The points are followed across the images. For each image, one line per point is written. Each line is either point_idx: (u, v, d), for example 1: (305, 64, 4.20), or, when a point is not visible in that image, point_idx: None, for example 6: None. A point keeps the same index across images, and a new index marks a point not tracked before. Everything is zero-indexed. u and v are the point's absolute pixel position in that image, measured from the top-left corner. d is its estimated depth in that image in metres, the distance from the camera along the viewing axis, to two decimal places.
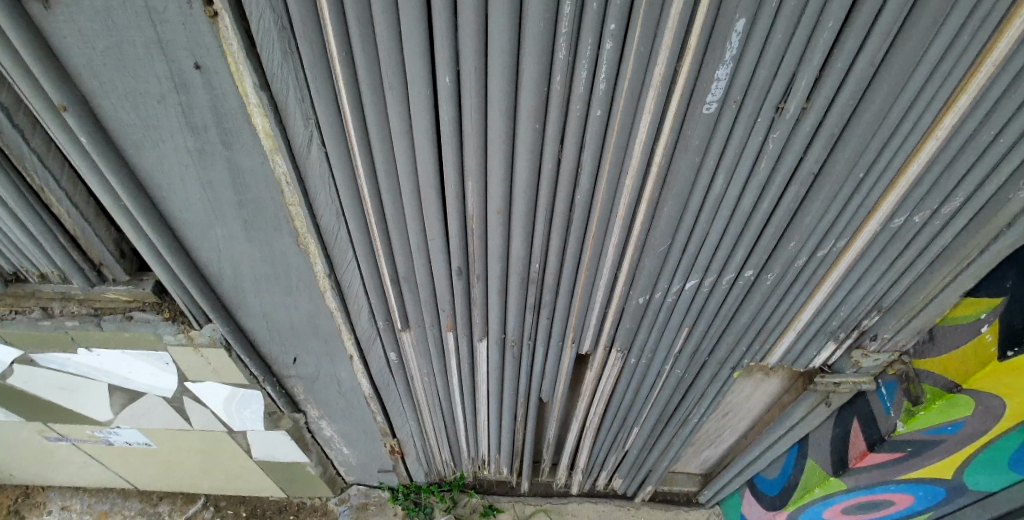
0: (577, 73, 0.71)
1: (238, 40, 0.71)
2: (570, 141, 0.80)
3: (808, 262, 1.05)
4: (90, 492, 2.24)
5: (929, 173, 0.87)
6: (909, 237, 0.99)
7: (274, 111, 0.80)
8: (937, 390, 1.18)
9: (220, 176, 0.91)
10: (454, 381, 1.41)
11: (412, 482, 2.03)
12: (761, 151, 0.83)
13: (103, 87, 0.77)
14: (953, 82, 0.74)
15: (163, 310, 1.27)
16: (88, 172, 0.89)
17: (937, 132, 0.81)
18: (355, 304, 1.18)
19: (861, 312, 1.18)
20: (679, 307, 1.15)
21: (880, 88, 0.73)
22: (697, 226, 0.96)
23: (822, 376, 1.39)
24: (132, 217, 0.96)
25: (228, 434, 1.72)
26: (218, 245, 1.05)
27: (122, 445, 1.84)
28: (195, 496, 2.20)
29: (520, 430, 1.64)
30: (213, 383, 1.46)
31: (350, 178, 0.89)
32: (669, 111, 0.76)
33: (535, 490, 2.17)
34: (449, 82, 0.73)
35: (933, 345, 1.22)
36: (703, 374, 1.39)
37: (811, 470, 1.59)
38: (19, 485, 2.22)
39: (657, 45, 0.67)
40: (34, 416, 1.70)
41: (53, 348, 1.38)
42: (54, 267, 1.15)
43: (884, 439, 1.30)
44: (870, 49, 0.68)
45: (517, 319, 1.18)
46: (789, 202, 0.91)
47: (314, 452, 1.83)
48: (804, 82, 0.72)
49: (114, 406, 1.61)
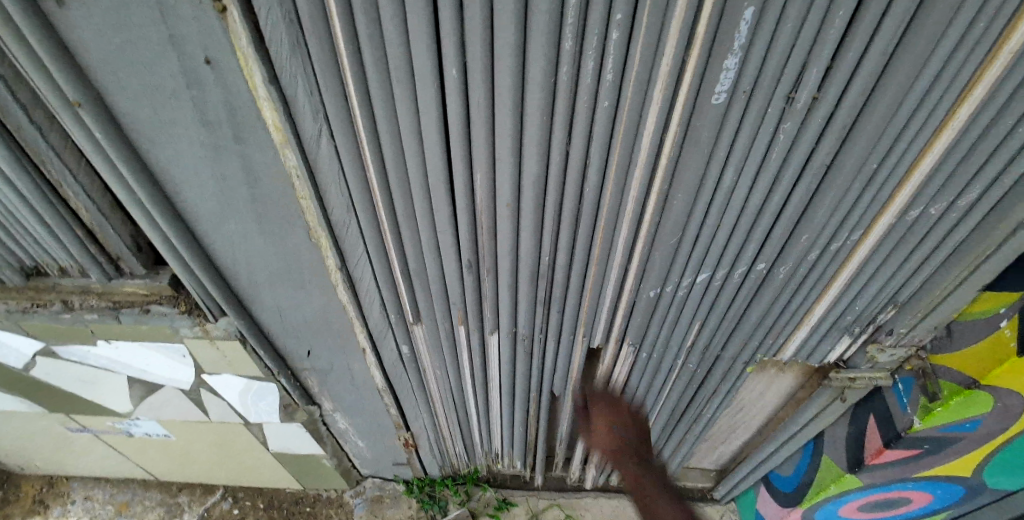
0: (584, 64, 0.70)
1: (247, 34, 0.70)
2: (577, 135, 0.80)
3: (821, 257, 1.04)
4: (111, 482, 2.29)
5: (945, 164, 0.85)
6: (924, 231, 0.98)
7: (284, 105, 0.79)
8: (954, 387, 1.20)
9: (233, 170, 0.92)
10: (466, 375, 1.42)
11: (426, 475, 2.05)
12: (772, 143, 0.82)
13: (117, 81, 0.77)
14: (967, 73, 0.72)
15: (179, 304, 1.28)
16: (104, 167, 0.89)
17: (953, 123, 0.79)
18: (367, 299, 1.19)
19: (877, 307, 1.17)
20: (691, 301, 1.15)
21: (893, 77, 0.71)
22: (708, 219, 0.95)
23: (837, 371, 1.37)
24: (148, 211, 0.98)
25: (244, 426, 1.75)
26: (233, 238, 1.06)
27: (141, 436, 1.88)
28: (214, 487, 2.25)
29: (532, 425, 1.64)
30: (229, 376, 1.48)
31: (360, 172, 0.90)
32: (677, 103, 0.76)
33: (548, 485, 2.18)
34: (455, 75, 0.73)
35: (952, 341, 1.20)
36: (715, 370, 1.39)
37: (827, 468, 1.59)
38: (42, 476, 2.29)
39: (664, 35, 0.66)
40: (57, 408, 1.74)
41: (73, 340, 1.41)
42: (72, 260, 1.17)
43: (900, 436, 1.31)
44: (882, 39, 0.67)
45: (528, 312, 1.18)
46: (800, 194, 0.90)
47: (329, 444, 1.85)
48: (815, 74, 0.71)
49: (134, 397, 1.65)
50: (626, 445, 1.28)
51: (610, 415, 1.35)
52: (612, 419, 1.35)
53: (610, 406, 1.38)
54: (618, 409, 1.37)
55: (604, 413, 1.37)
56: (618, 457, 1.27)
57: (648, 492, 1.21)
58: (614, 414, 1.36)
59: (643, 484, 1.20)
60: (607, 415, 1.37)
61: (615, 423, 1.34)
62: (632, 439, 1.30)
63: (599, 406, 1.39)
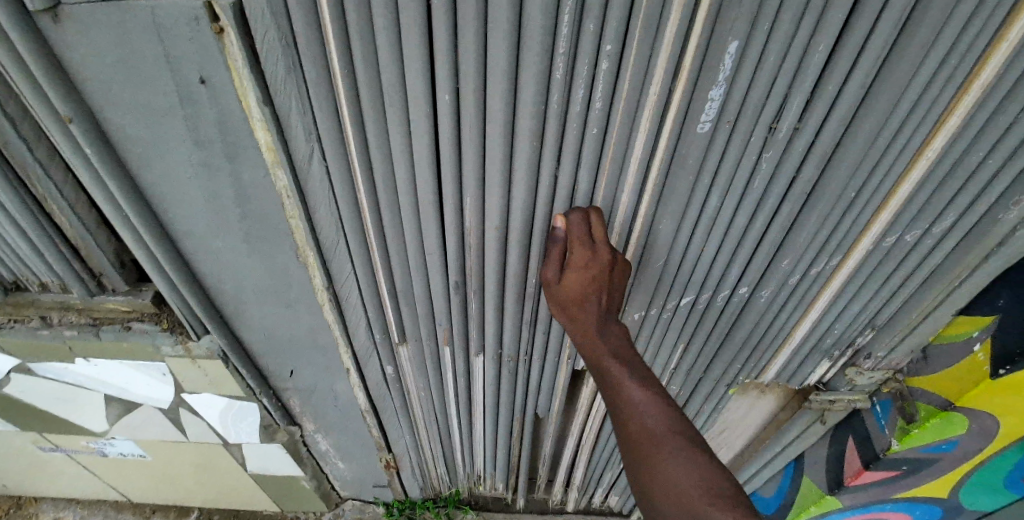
0: (575, 91, 0.72)
1: (243, 55, 0.71)
2: (566, 159, 0.82)
3: (802, 281, 1.06)
4: (82, 504, 2.22)
5: (921, 192, 0.88)
6: (902, 256, 1.01)
7: (277, 125, 0.80)
8: (931, 409, 1.29)
9: (222, 188, 0.92)
10: (451, 396, 1.41)
11: (407, 498, 2.01)
12: (754, 170, 0.85)
13: (110, 99, 0.78)
14: (940, 106, 0.75)
15: (161, 321, 1.27)
16: (90, 183, 0.90)
17: (927, 153, 0.82)
18: (352, 318, 1.19)
19: (857, 330, 1.19)
20: (675, 323, 1.17)
21: (869, 111, 0.75)
22: (692, 244, 0.98)
23: (816, 394, 1.38)
24: (133, 226, 0.97)
25: (222, 447, 1.71)
26: (217, 255, 1.06)
27: (116, 456, 1.83)
28: (189, 510, 2.20)
29: (515, 448, 1.63)
30: (210, 395, 1.46)
31: (350, 192, 0.91)
32: (664, 129, 0.78)
33: (531, 508, 2.15)
34: (448, 99, 0.74)
35: (928, 365, 1.24)
36: (700, 390, 1.40)
37: (806, 489, 1.65)
38: (10, 497, 2.21)
39: (652, 66, 0.69)
40: (29, 426, 1.70)
41: (52, 358, 1.38)
42: (54, 276, 1.16)
43: (878, 456, 1.40)
44: (859, 75, 0.69)
45: (514, 332, 1.18)
46: (782, 220, 0.93)
47: (309, 466, 1.81)
48: (796, 105, 0.74)
49: (110, 416, 1.61)
50: (637, 415, 0.77)
51: (593, 267, 0.85)
52: (594, 275, 0.85)
53: (599, 282, 0.86)
54: (601, 281, 0.86)
55: (586, 245, 0.85)
56: (588, 311, 0.87)
57: (658, 416, 0.76)
58: (595, 271, 0.85)
59: (651, 426, 0.75)
60: (586, 272, 0.85)
61: (593, 297, 0.87)
62: (647, 415, 0.76)
63: (578, 268, 0.85)
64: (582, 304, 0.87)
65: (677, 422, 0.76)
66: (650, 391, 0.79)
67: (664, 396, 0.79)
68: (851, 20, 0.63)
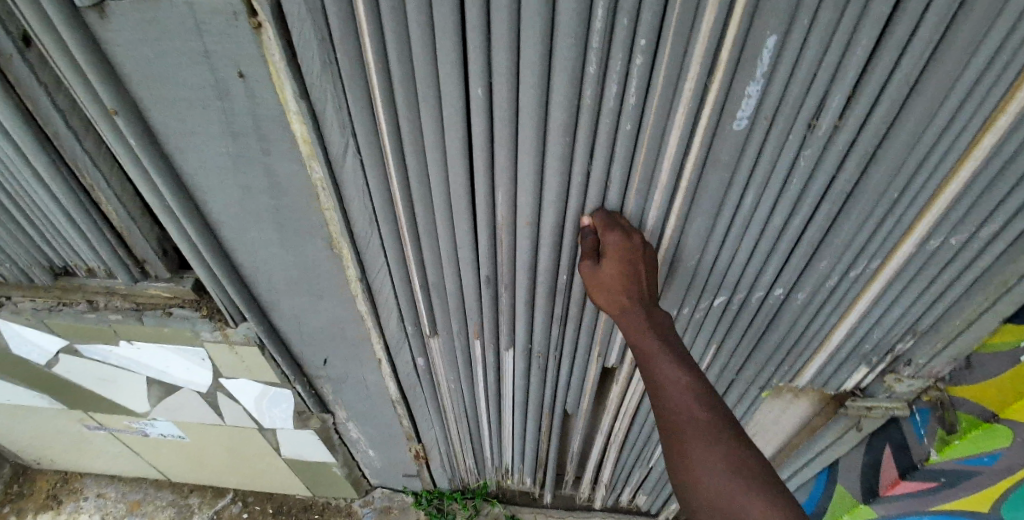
0: (608, 86, 0.71)
1: (280, 50, 0.72)
2: (598, 155, 0.81)
3: (840, 282, 1.03)
4: (125, 481, 2.32)
5: (968, 195, 0.85)
6: (946, 259, 0.97)
7: (312, 118, 0.81)
8: (974, 420, 1.24)
9: (260, 181, 0.94)
10: (479, 390, 1.42)
11: (436, 488, 2.04)
12: (792, 169, 0.82)
13: (153, 92, 0.80)
14: (992, 102, 0.71)
15: (200, 308, 1.32)
16: (136, 175, 0.92)
17: (976, 154, 0.79)
18: (385, 309, 1.20)
19: (895, 336, 1.16)
20: (708, 322, 1.15)
21: (913, 108, 0.72)
22: (727, 242, 0.96)
23: (854, 400, 1.37)
24: (176, 217, 1.00)
25: (257, 431, 1.76)
26: (256, 247, 1.08)
27: (156, 436, 1.90)
28: (224, 491, 2.28)
29: (543, 442, 1.64)
30: (246, 380, 1.50)
31: (383, 185, 0.91)
32: (698, 126, 0.77)
33: (557, 503, 2.18)
34: (481, 94, 0.74)
35: (971, 372, 1.21)
36: (731, 391, 1.39)
37: (840, 497, 1.62)
38: (57, 472, 2.33)
39: (687, 62, 0.67)
40: (75, 405, 1.78)
41: (96, 340, 1.44)
42: (100, 262, 1.21)
43: (917, 467, 1.38)
44: (903, 70, 0.67)
45: (544, 328, 1.18)
46: (821, 220, 0.91)
47: (340, 453, 1.85)
48: (836, 101, 0.71)
49: (151, 397, 1.67)
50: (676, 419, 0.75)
51: (628, 255, 0.85)
52: (631, 262, 0.85)
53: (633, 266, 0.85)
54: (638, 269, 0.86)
55: (615, 232, 0.86)
56: (632, 302, 0.86)
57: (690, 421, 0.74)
58: (631, 260, 0.85)
59: (688, 421, 0.74)
60: (622, 263, 0.85)
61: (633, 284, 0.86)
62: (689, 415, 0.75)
63: (612, 256, 0.85)
64: (623, 291, 0.85)
65: (720, 425, 0.74)
66: (689, 383, 0.77)
67: (706, 395, 0.76)
68: (895, 15, 0.61)
